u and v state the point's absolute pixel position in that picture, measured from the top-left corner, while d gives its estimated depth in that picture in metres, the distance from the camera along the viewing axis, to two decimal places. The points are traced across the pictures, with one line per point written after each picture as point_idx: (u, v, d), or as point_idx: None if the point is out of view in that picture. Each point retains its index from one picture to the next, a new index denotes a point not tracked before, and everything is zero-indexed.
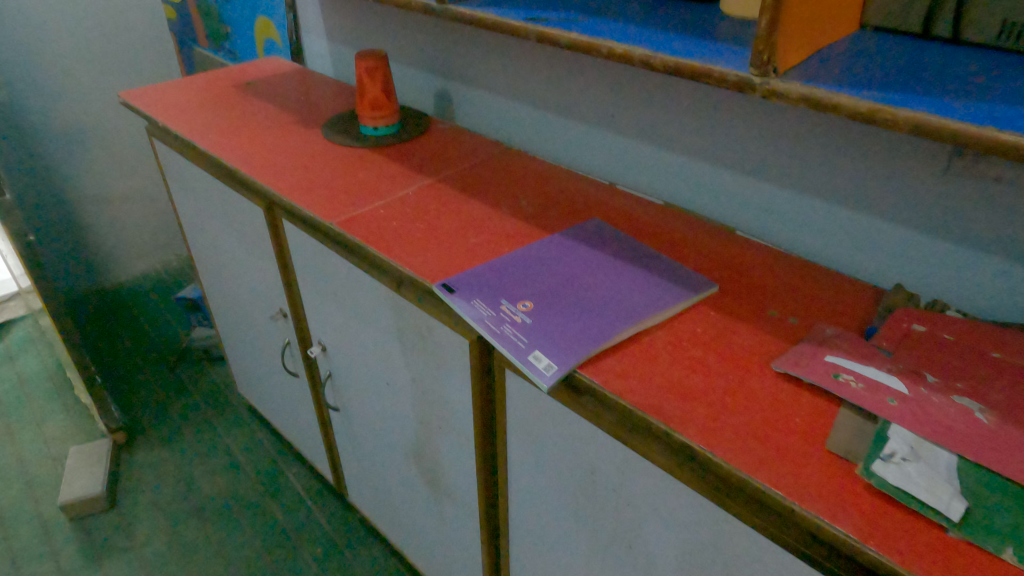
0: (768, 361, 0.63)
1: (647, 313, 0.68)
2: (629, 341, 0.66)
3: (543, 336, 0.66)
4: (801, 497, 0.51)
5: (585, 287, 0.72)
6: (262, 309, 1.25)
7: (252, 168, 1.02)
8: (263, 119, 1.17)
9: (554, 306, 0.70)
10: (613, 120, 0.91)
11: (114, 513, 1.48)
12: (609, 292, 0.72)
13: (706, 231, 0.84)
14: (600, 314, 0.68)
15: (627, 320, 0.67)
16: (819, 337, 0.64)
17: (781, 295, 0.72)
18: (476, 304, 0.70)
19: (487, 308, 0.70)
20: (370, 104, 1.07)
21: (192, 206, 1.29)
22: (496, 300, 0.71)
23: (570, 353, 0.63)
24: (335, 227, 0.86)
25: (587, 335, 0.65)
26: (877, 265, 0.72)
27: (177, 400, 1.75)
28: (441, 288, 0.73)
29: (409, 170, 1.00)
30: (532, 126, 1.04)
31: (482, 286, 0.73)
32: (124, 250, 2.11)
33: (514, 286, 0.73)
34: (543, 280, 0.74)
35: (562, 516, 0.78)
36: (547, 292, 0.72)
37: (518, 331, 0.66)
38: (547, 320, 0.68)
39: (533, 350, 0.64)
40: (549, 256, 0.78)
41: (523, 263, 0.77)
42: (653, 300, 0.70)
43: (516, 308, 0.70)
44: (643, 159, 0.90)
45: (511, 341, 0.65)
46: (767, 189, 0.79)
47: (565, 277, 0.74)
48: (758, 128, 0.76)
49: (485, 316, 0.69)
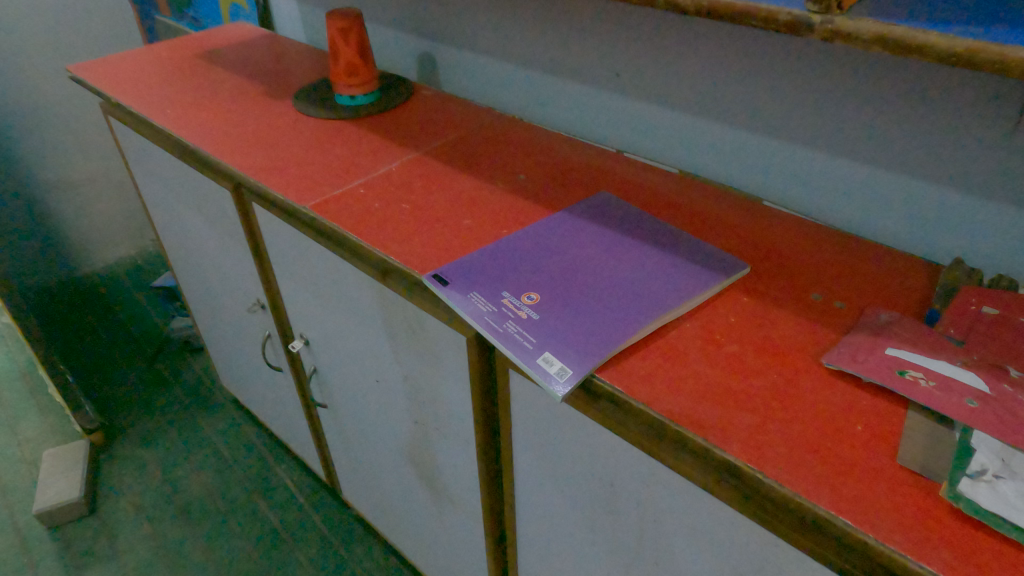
0: (817, 355, 0.54)
1: (672, 302, 0.59)
2: (652, 335, 0.57)
3: (553, 335, 0.56)
4: (876, 525, 0.42)
5: (599, 274, 0.63)
6: (238, 300, 1.15)
7: (215, 146, 0.91)
8: (227, 91, 1.06)
9: (565, 298, 0.60)
10: (620, 79, 0.81)
11: (94, 519, 1.39)
12: (626, 278, 0.62)
13: (729, 203, 0.74)
14: (617, 305, 0.59)
15: (650, 312, 0.58)
16: (874, 325, 0.55)
17: (822, 275, 0.62)
18: (474, 297, 0.61)
19: (486, 303, 0.60)
20: (346, 70, 0.95)
21: (156, 189, 1.18)
22: (497, 292, 0.61)
23: (586, 356, 0.54)
24: (309, 211, 0.76)
25: (604, 333, 0.56)
26: (930, 237, 0.63)
27: (157, 395, 1.66)
28: (433, 280, 0.64)
29: (391, 143, 0.89)
30: (527, 89, 0.94)
31: (481, 276, 0.64)
32: (93, 238, 1.99)
33: (516, 275, 0.63)
34: (550, 267, 0.64)
35: (577, 528, 0.70)
36: (555, 281, 0.62)
37: (524, 329, 0.57)
38: (557, 315, 0.59)
39: (543, 352, 0.55)
40: (554, 237, 0.68)
41: (526, 247, 0.67)
42: (677, 287, 0.61)
43: (520, 301, 0.60)
44: (655, 122, 0.80)
45: (517, 342, 0.56)
46: (800, 153, 0.69)
47: (574, 262, 0.65)
48: (791, 82, 0.66)
49: (484, 312, 0.59)
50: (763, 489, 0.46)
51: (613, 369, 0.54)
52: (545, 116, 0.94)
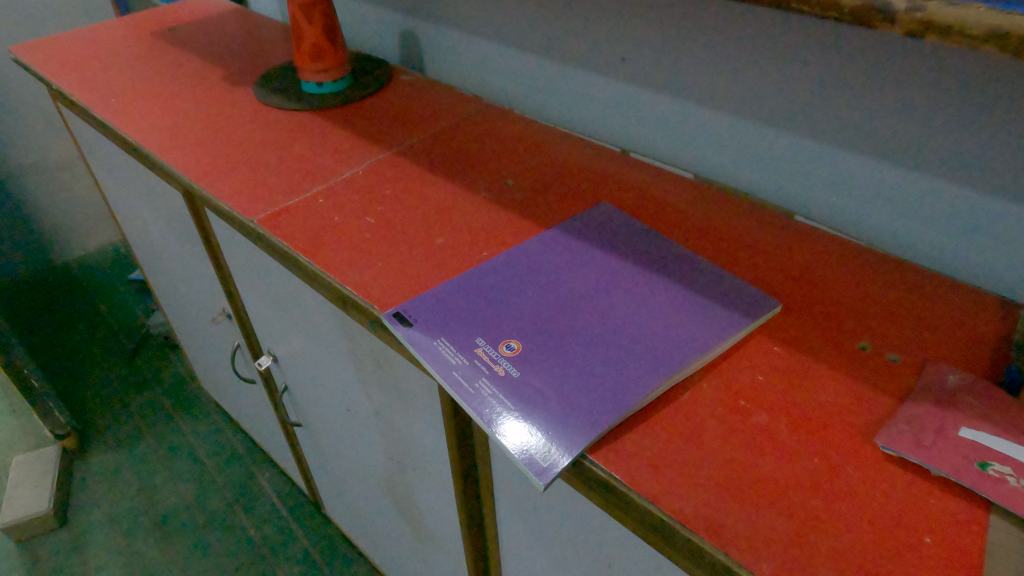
0: (866, 430, 0.43)
1: (684, 355, 0.48)
2: (659, 398, 0.46)
3: (536, 400, 0.45)
4: None
5: (595, 317, 0.52)
6: (204, 307, 1.05)
7: (159, 143, 0.79)
8: (183, 76, 0.94)
9: (552, 348, 0.49)
10: (626, 65, 0.69)
11: (65, 532, 1.31)
12: (627, 322, 0.51)
13: (752, 219, 0.63)
14: (617, 359, 0.48)
15: (656, 370, 0.47)
16: (939, 390, 0.44)
17: (868, 317, 0.51)
18: (442, 346, 0.50)
19: (456, 354, 0.49)
20: (310, 52, 0.83)
21: (113, 183, 1.07)
22: (470, 339, 0.50)
23: (577, 430, 0.43)
24: (256, 226, 0.64)
25: (598, 397, 0.45)
26: (1003, 269, 0.52)
27: (136, 396, 1.57)
28: (395, 321, 0.52)
29: (360, 139, 0.78)
30: (522, 76, 0.82)
31: (452, 317, 0.53)
32: (68, 227, 1.88)
33: (494, 317, 0.53)
34: (536, 306, 0.53)
35: None
36: (542, 325, 0.51)
37: (501, 391, 0.46)
38: (542, 371, 0.48)
39: (523, 423, 0.44)
40: (542, 266, 0.57)
41: (508, 279, 0.56)
42: (690, 335, 0.49)
43: (498, 352, 0.49)
44: (667, 119, 0.69)
45: (491, 409, 0.45)
46: (841, 160, 0.57)
47: (566, 300, 0.54)
48: (836, 73, 0.54)
49: (454, 366, 0.48)
50: None
51: (609, 447, 0.43)
52: (540, 106, 0.82)
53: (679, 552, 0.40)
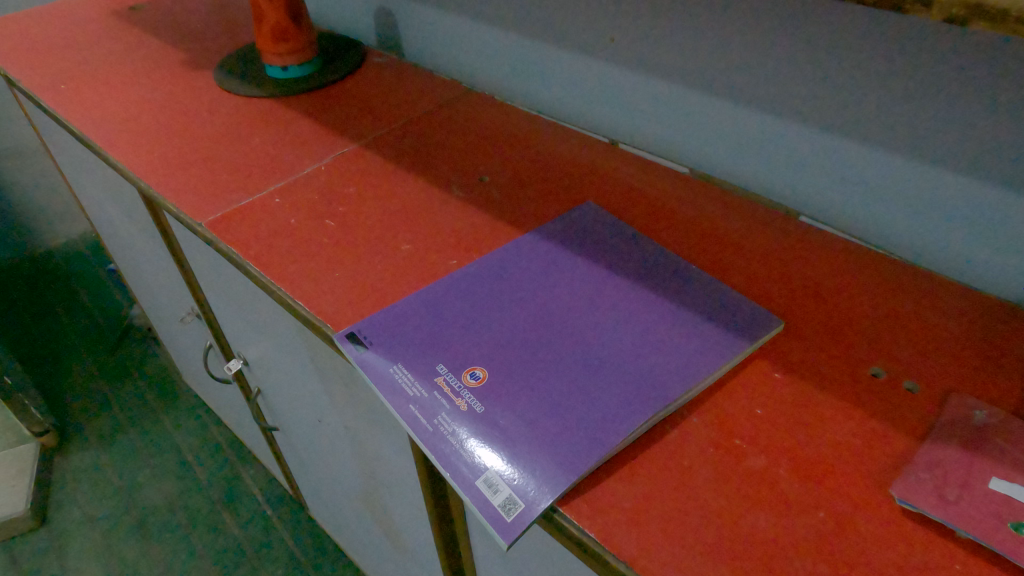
0: (879, 475, 0.37)
1: (672, 385, 0.42)
2: (644, 435, 0.41)
3: (502, 441, 0.40)
4: None
5: (571, 337, 0.46)
6: (174, 305, 1.00)
7: (108, 134, 0.73)
8: (141, 59, 0.87)
9: (522, 375, 0.44)
10: (615, 46, 0.63)
11: (45, 532, 1.28)
12: (608, 343, 0.45)
13: (751, 221, 0.57)
14: (595, 388, 0.42)
15: (639, 402, 0.41)
16: (963, 428, 0.38)
17: (881, 337, 0.45)
18: (399, 375, 0.44)
19: (414, 384, 0.44)
20: (273, 34, 0.76)
21: (75, 172, 1.01)
22: (430, 366, 0.45)
23: (546, 478, 0.38)
24: (206, 229, 0.59)
25: (572, 436, 0.40)
26: None
27: (117, 389, 1.53)
28: (348, 343, 0.47)
29: (326, 130, 0.72)
30: (503, 58, 0.75)
31: (411, 339, 0.47)
32: (42, 215, 1.81)
33: (459, 337, 0.47)
34: (506, 325, 0.47)
35: None
36: (511, 348, 0.46)
37: (462, 430, 0.41)
38: (509, 404, 0.42)
39: (486, 470, 0.39)
40: (515, 277, 0.51)
41: (476, 292, 0.50)
42: (679, 359, 0.44)
43: (461, 381, 0.44)
44: (661, 107, 0.62)
45: (451, 452, 0.40)
46: (852, 155, 0.51)
47: (540, 316, 0.48)
48: (849, 56, 0.47)
49: (411, 399, 0.43)
50: None
51: (584, 495, 0.38)
52: (523, 90, 0.76)
53: None
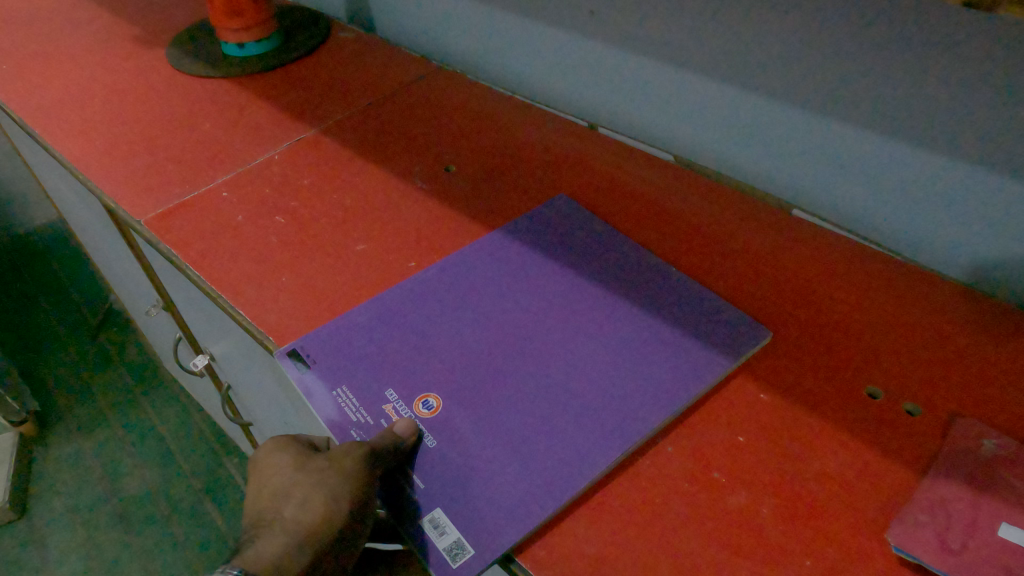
0: (875, 515, 0.33)
1: (645, 415, 0.37)
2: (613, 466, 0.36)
3: (451, 477, 0.36)
4: None
5: (539, 356, 0.41)
6: (141, 296, 0.95)
7: (47, 120, 0.67)
8: (88, 36, 0.81)
9: (481, 402, 0.39)
10: (596, 19, 0.58)
11: (24, 524, 1.25)
12: (579, 364, 0.40)
13: (741, 217, 0.52)
14: (560, 419, 0.37)
15: (606, 437, 0.36)
16: (970, 460, 0.34)
17: (878, 352, 0.41)
18: (345, 400, 0.40)
19: (359, 410, 0.39)
20: (225, 8, 0.70)
21: (32, 157, 0.96)
22: (379, 390, 0.40)
23: (499, 521, 0.33)
24: (145, 228, 0.54)
25: (530, 475, 0.35)
26: None
27: (98, 376, 1.49)
28: (291, 359, 0.42)
29: (283, 114, 0.66)
30: (477, 32, 0.70)
31: (360, 357, 0.42)
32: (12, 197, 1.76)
33: (414, 356, 0.42)
34: (467, 341, 0.42)
35: None
36: (471, 370, 0.41)
37: (410, 464, 0.37)
38: (464, 436, 0.37)
39: (433, 511, 0.35)
40: (482, 284, 0.47)
41: (436, 303, 0.45)
42: (653, 382, 0.39)
43: (411, 409, 0.39)
44: (645, 86, 0.58)
45: (397, 492, 0.36)
46: (853, 141, 0.46)
47: (503, 330, 0.43)
48: (849, 30, 0.42)
49: (353, 425, 0.39)
50: None
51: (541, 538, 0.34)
52: (500, 68, 0.71)
53: None
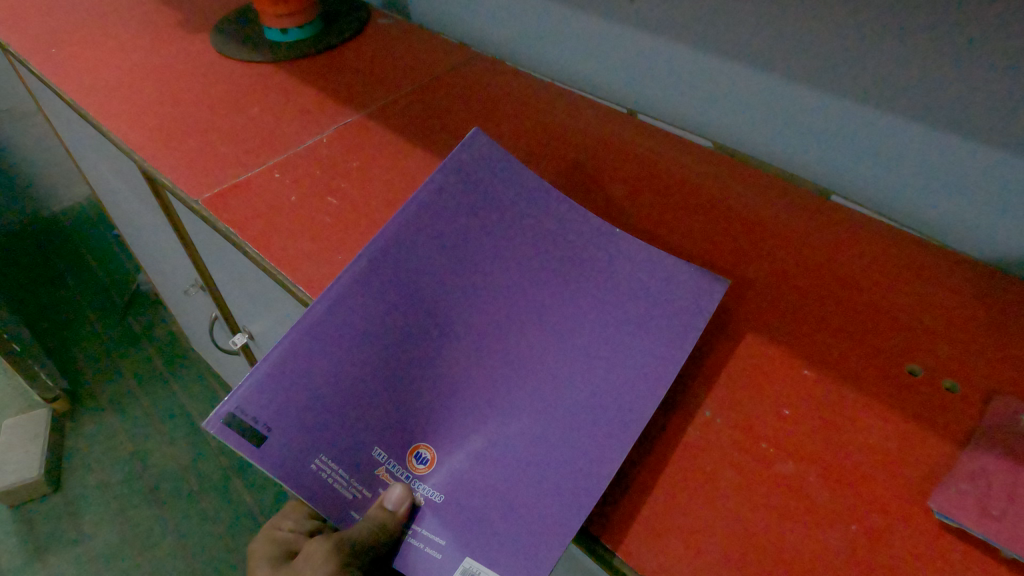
0: (921, 484, 0.35)
1: (650, 384, 0.38)
2: (649, 433, 0.38)
3: (474, 536, 0.36)
4: None
5: (523, 376, 0.40)
6: (179, 275, 0.98)
7: (101, 102, 0.69)
8: (136, 20, 0.83)
9: (474, 453, 0.38)
10: (637, 7, 0.59)
11: (59, 498, 1.29)
12: (570, 359, 0.40)
13: (778, 203, 0.53)
14: (573, 425, 0.38)
15: (619, 423, 0.37)
16: (1011, 433, 0.36)
17: (914, 336, 0.42)
18: (331, 476, 0.38)
19: (352, 483, 0.38)
20: None
21: (73, 136, 0.98)
22: (363, 452, 0.38)
23: (538, 539, 0.35)
24: (204, 208, 0.56)
25: (556, 498, 0.35)
26: None
27: (127, 355, 1.53)
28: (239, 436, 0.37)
29: (329, 98, 0.68)
30: (516, 20, 0.72)
31: (332, 410, 0.38)
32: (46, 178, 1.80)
33: (384, 403, 0.39)
34: (445, 375, 0.40)
35: None
36: (454, 415, 0.39)
37: (425, 528, 0.37)
38: (471, 500, 0.37)
39: (461, 562, 0.35)
40: (428, 306, 0.42)
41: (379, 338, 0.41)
42: (653, 348, 0.40)
43: (405, 467, 0.38)
44: (684, 73, 0.59)
45: (424, 557, 0.36)
46: (899, 129, 0.47)
47: (484, 364, 0.41)
48: (892, 22, 0.43)
49: (351, 505, 0.37)
50: None
51: (601, 507, 0.36)
52: (537, 56, 0.72)
53: None
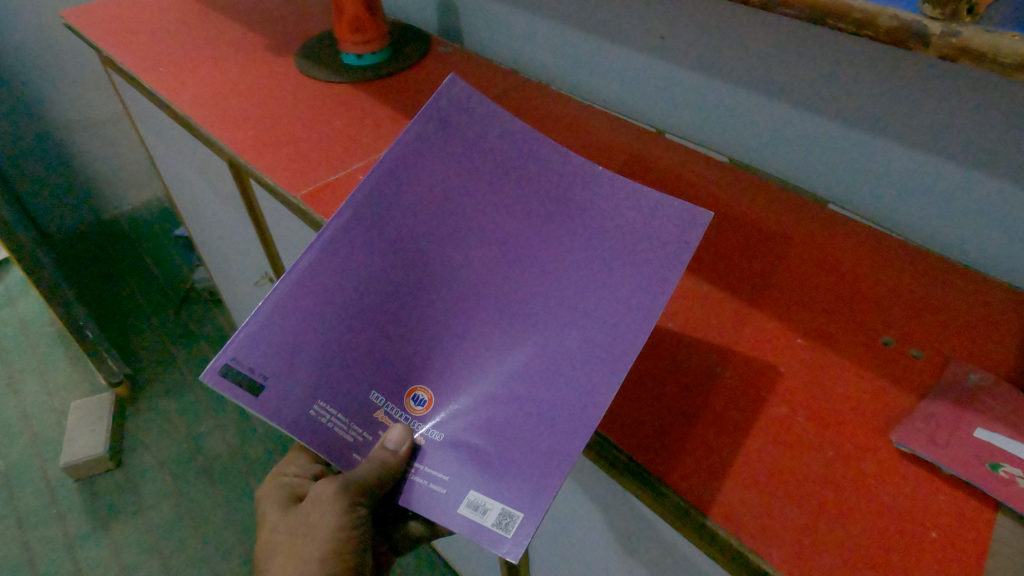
0: (882, 425, 0.45)
1: (640, 320, 0.43)
2: (671, 381, 0.48)
3: (469, 473, 0.43)
4: None
5: (506, 319, 0.46)
6: (250, 266, 1.10)
7: (205, 114, 0.82)
8: (228, 44, 0.96)
9: (465, 395, 0.45)
10: (663, 43, 0.69)
11: (120, 473, 1.40)
12: (559, 307, 0.45)
13: (779, 204, 0.64)
14: (568, 365, 0.44)
15: (611, 364, 0.43)
16: (956, 387, 0.45)
17: (884, 314, 0.52)
18: (330, 419, 0.44)
19: (352, 428, 0.45)
20: (350, 24, 0.85)
21: (159, 142, 1.11)
22: (363, 398, 0.45)
23: (535, 479, 0.41)
24: (300, 202, 0.67)
25: (560, 434, 0.41)
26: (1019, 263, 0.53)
27: (182, 346, 1.65)
28: (243, 389, 0.42)
29: (398, 114, 0.80)
30: (558, 51, 0.83)
31: (332, 358, 0.44)
32: (117, 183, 1.95)
33: (381, 350, 0.45)
34: (435, 326, 0.46)
35: (598, 534, 0.65)
36: (445, 362, 0.46)
37: (427, 466, 0.44)
38: (461, 438, 0.44)
39: (465, 496, 0.42)
40: (414, 254, 0.47)
41: (369, 284, 0.46)
42: (641, 284, 0.44)
43: (405, 410, 0.46)
44: (703, 99, 0.69)
45: (427, 490, 0.43)
46: (876, 148, 0.57)
47: (463, 316, 0.47)
48: (871, 64, 0.53)
49: (354, 447, 0.45)
50: None
51: (633, 434, 0.46)
52: (575, 80, 0.83)
53: (702, 538, 0.42)
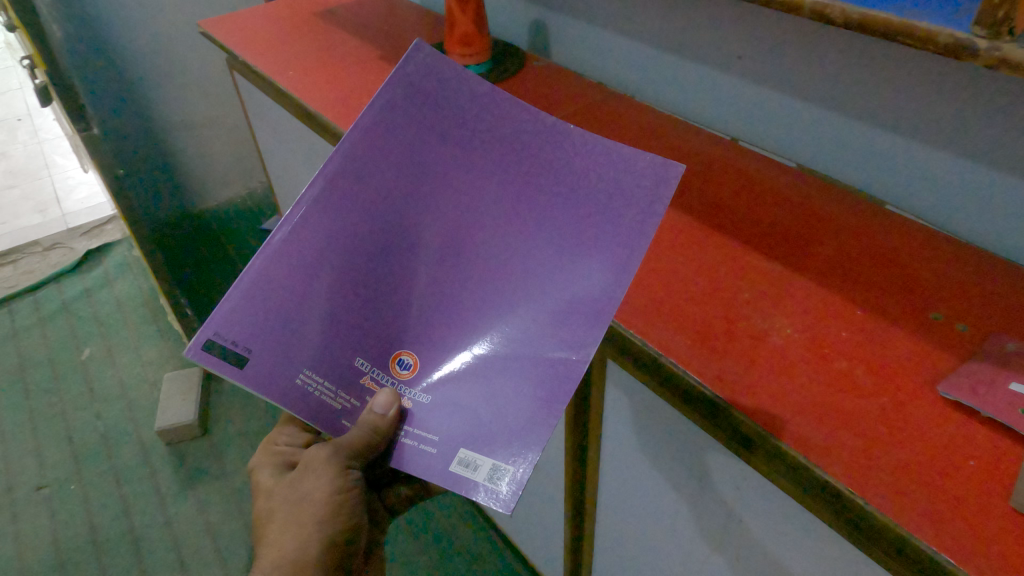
0: (929, 381, 0.53)
1: (619, 278, 0.47)
2: (750, 339, 0.57)
3: (458, 435, 0.49)
4: (965, 554, 0.42)
5: (478, 283, 0.51)
6: None
7: (332, 112, 0.94)
8: (346, 54, 1.10)
9: (445, 360, 0.51)
10: (739, 63, 0.79)
11: (204, 441, 1.53)
12: (531, 276, 0.50)
13: (841, 202, 0.72)
14: (544, 332, 0.49)
15: (591, 321, 0.47)
16: (994, 352, 0.53)
17: (927, 296, 0.60)
18: (315, 387, 0.50)
19: (339, 395, 0.51)
20: (460, 40, 0.97)
21: (273, 140, 1.25)
22: (352, 365, 0.51)
23: (521, 438, 0.47)
24: None
25: (538, 388, 0.48)
26: None
27: None
28: (225, 365, 0.46)
29: None
30: (639, 68, 0.93)
31: (320, 325, 0.50)
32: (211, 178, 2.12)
33: (365, 313, 0.51)
34: (414, 290, 0.51)
35: (665, 488, 0.74)
36: (426, 325, 0.51)
37: (416, 428, 0.51)
38: (443, 401, 0.50)
39: (456, 454, 0.48)
40: (388, 224, 0.51)
41: (344, 253, 0.50)
42: (619, 242, 0.48)
43: (392, 375, 0.52)
44: (773, 113, 0.78)
45: (419, 450, 0.50)
46: (931, 156, 0.65)
47: (432, 284, 0.52)
48: (931, 84, 0.62)
49: (341, 413, 0.52)
50: (860, 515, 0.46)
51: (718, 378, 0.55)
52: (654, 94, 0.93)
53: (772, 463, 0.51)
